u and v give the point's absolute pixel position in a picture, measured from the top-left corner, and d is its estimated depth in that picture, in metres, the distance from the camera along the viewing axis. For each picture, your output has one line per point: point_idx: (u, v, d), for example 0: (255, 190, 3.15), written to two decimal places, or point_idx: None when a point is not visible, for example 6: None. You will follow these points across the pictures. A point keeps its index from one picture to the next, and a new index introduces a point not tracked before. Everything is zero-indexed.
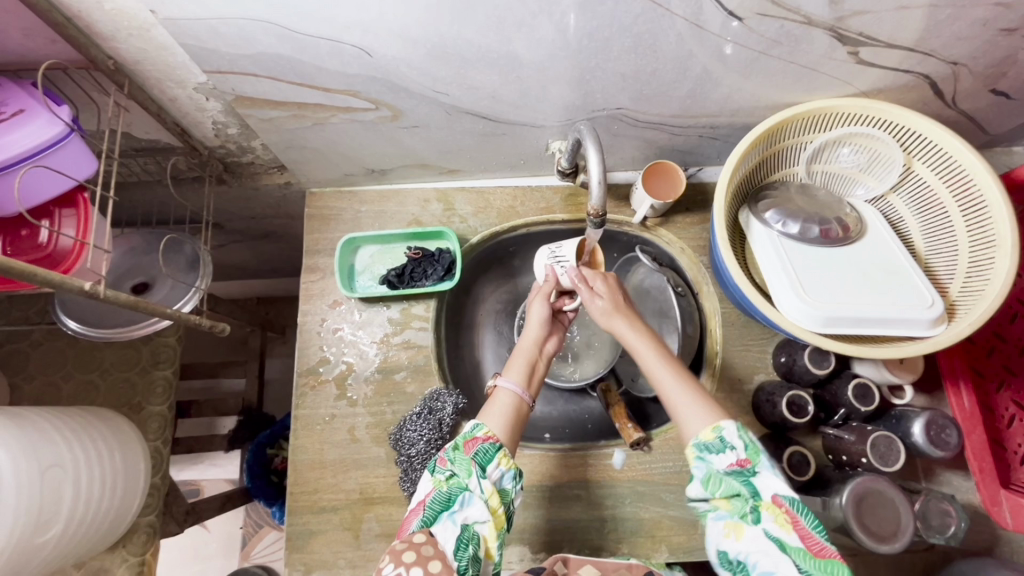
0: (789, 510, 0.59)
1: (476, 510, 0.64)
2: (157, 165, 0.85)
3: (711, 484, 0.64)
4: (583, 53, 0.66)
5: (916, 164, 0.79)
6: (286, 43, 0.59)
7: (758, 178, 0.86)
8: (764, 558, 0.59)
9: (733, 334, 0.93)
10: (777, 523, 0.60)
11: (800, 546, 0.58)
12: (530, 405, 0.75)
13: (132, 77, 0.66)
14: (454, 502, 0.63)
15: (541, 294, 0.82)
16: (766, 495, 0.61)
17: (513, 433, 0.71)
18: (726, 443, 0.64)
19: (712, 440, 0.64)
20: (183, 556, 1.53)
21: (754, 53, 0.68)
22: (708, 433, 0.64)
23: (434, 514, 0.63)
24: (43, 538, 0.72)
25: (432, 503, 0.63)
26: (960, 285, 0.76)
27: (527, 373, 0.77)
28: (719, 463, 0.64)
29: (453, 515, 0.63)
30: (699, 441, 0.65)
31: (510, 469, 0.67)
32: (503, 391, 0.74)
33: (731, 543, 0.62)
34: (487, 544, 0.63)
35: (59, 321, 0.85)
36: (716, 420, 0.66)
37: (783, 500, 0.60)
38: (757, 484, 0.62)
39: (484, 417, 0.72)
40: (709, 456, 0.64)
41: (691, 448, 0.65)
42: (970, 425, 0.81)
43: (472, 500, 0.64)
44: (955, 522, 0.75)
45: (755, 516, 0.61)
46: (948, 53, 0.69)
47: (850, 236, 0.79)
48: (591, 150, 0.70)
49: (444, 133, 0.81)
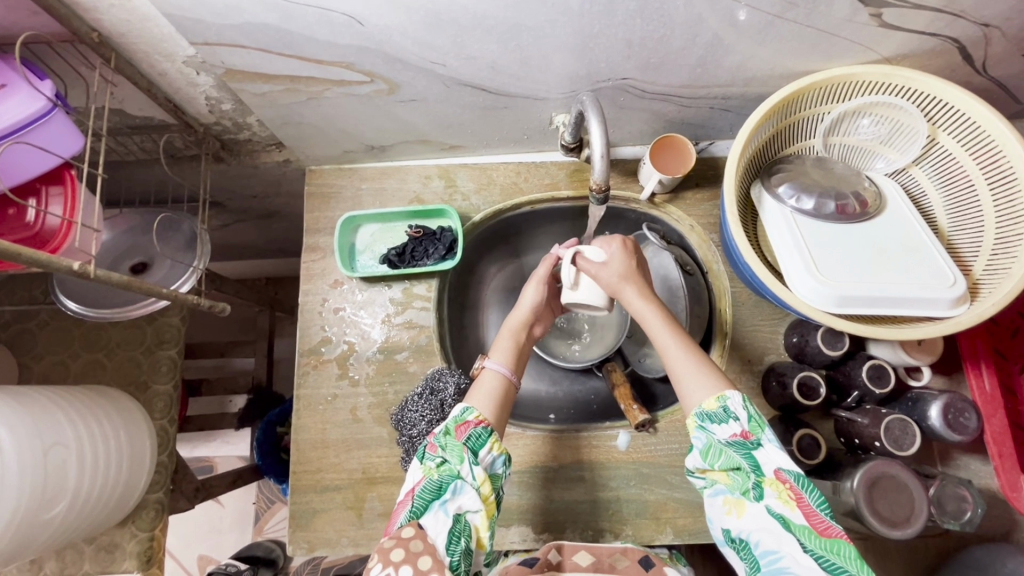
0: (792, 486, 0.59)
1: (469, 499, 0.65)
2: (154, 143, 0.84)
3: (710, 456, 0.64)
4: (586, 19, 0.62)
5: (941, 135, 0.75)
6: (273, 12, 0.57)
7: (772, 151, 0.82)
8: (767, 536, 0.58)
9: (743, 315, 0.90)
10: (780, 500, 0.59)
11: (804, 524, 0.57)
12: (517, 386, 0.76)
13: (119, 50, 0.64)
14: (445, 491, 0.64)
15: (538, 278, 0.83)
16: (768, 470, 0.61)
17: (501, 414, 0.72)
18: (730, 413, 0.64)
19: (715, 409, 0.65)
20: (197, 530, 1.57)
21: (768, 17, 0.64)
22: (710, 403, 0.65)
23: (425, 504, 0.63)
24: (48, 516, 0.73)
25: (423, 493, 0.64)
26: (984, 263, 0.72)
27: (514, 354, 0.78)
28: (720, 433, 0.64)
29: (445, 505, 0.64)
30: (701, 411, 0.65)
31: (501, 454, 0.68)
32: (489, 372, 0.76)
33: (732, 520, 0.62)
34: (479, 534, 0.65)
35: (59, 302, 0.85)
36: (721, 389, 0.66)
37: (787, 476, 0.60)
38: (759, 458, 0.62)
39: (471, 399, 0.72)
40: (711, 426, 0.65)
41: (693, 418, 0.66)
42: (991, 409, 0.78)
43: (464, 489, 0.65)
44: (971, 508, 0.73)
45: (757, 492, 0.61)
46: (979, 14, 0.64)
47: (867, 212, 0.75)
48: (593, 123, 0.67)
49: (444, 107, 0.78)
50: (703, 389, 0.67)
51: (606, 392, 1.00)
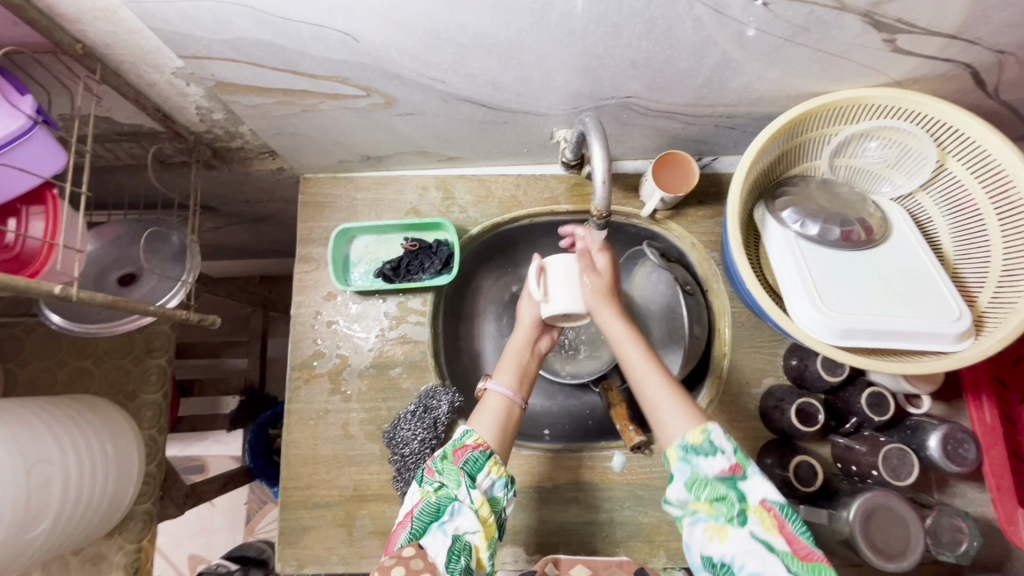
0: (777, 514, 0.57)
1: (467, 520, 0.62)
2: (143, 149, 0.82)
3: (695, 488, 0.60)
4: (590, 40, 0.60)
5: (950, 161, 0.73)
6: (265, 27, 0.54)
7: (777, 172, 0.80)
8: (752, 559, 0.55)
9: (741, 336, 0.89)
10: (764, 527, 0.57)
11: (787, 550, 0.55)
12: (522, 408, 0.74)
13: (104, 61, 0.62)
14: (443, 513, 0.61)
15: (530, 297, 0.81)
16: (754, 498, 0.58)
17: (503, 440, 0.70)
18: (716, 446, 0.60)
19: (700, 442, 0.61)
20: (189, 530, 1.56)
21: (778, 40, 0.62)
22: (695, 435, 0.61)
23: (423, 526, 0.61)
24: (30, 534, 0.71)
25: (421, 515, 0.62)
26: (990, 295, 0.71)
27: (518, 373, 0.76)
28: (707, 467, 0.60)
29: (444, 526, 0.60)
30: (686, 443, 0.61)
31: (501, 477, 0.67)
32: (493, 394, 0.74)
33: (715, 546, 0.58)
34: (479, 554, 0.61)
35: (42, 314, 0.83)
36: (704, 421, 0.63)
37: (769, 503, 0.58)
38: (745, 488, 0.59)
39: (473, 423, 0.71)
40: (697, 459, 0.61)
41: (676, 449, 0.62)
42: (990, 440, 0.77)
43: (462, 510, 0.62)
44: (967, 539, 0.72)
45: (741, 518, 0.58)
46: (995, 41, 0.63)
47: (873, 239, 0.74)
48: (595, 144, 0.66)
49: (441, 120, 0.76)
50: (686, 422, 0.63)
51: (602, 408, 0.98)
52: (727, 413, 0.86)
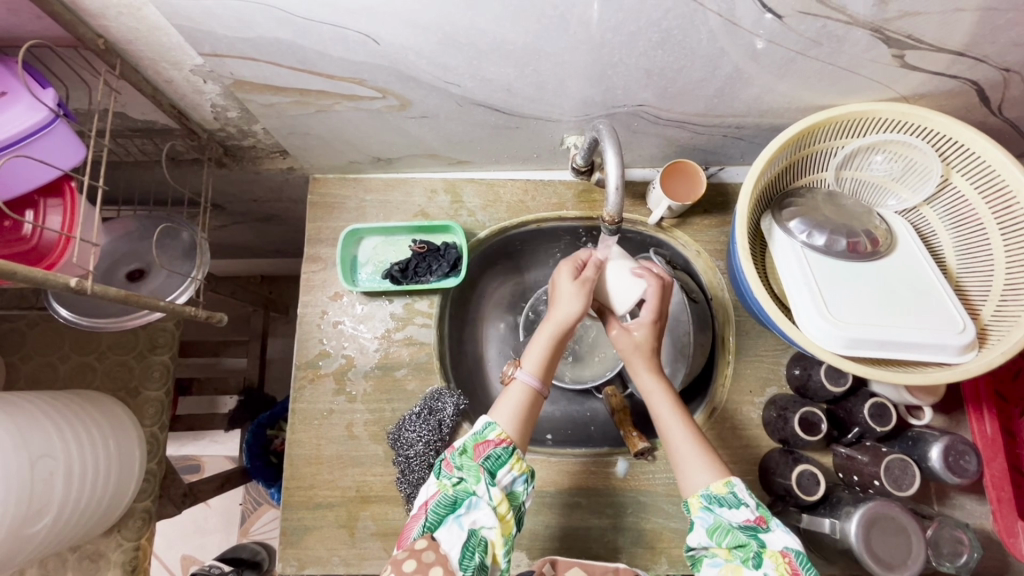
0: (791, 561, 0.57)
1: (484, 514, 0.62)
2: (154, 145, 0.82)
3: (717, 535, 0.61)
4: (607, 48, 0.61)
5: (954, 175, 0.74)
6: (287, 27, 0.55)
7: (784, 183, 0.81)
8: None
9: (746, 345, 0.90)
10: (777, 572, 0.57)
11: None
12: (545, 397, 0.71)
13: (123, 56, 0.63)
14: (460, 505, 0.62)
15: (580, 283, 0.72)
16: (774, 546, 0.59)
17: (525, 431, 0.69)
18: (739, 499, 0.62)
19: (724, 494, 0.63)
20: (182, 530, 1.54)
21: (790, 53, 0.63)
22: (719, 486, 0.64)
23: (438, 518, 0.62)
24: (33, 529, 0.71)
25: (436, 507, 0.62)
26: (993, 308, 0.72)
27: (546, 361, 0.72)
28: (730, 516, 0.62)
29: (459, 519, 0.62)
30: (710, 493, 0.63)
31: (522, 473, 0.66)
32: (518, 382, 0.71)
33: None
34: (494, 549, 0.62)
35: (50, 308, 0.82)
36: (728, 474, 0.65)
37: (787, 551, 0.58)
38: (765, 538, 0.60)
39: (494, 412, 0.69)
40: (719, 509, 0.62)
41: (698, 497, 0.64)
42: (991, 452, 0.78)
43: (479, 504, 0.62)
44: (968, 551, 0.71)
45: (755, 561, 0.59)
46: (1000, 60, 0.64)
47: (878, 250, 0.75)
48: (609, 149, 0.67)
49: (454, 124, 0.77)
50: (708, 473, 0.65)
51: (604, 414, 0.99)
52: (729, 422, 0.87)
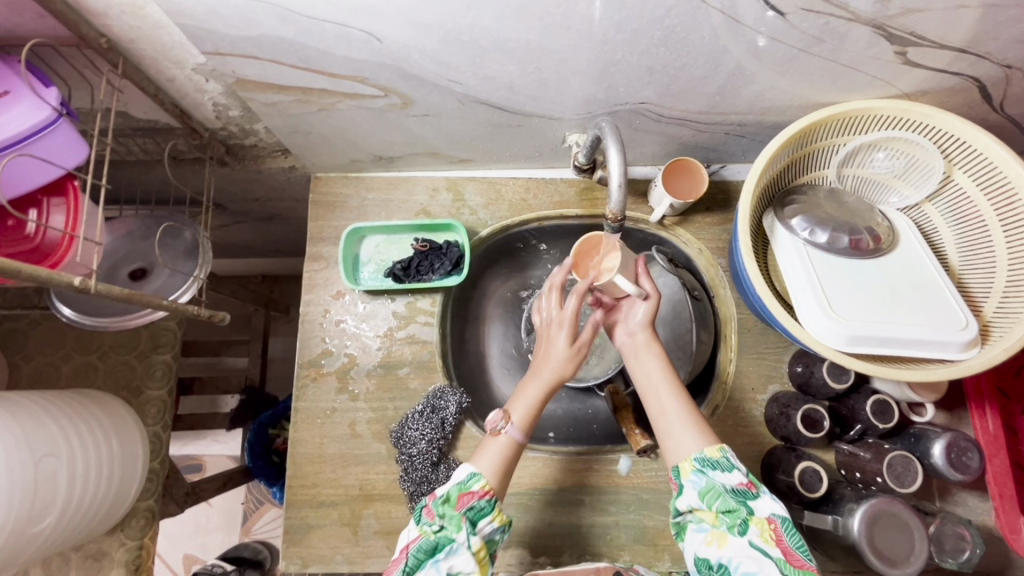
0: (776, 527, 0.59)
1: (462, 560, 0.61)
2: (157, 145, 0.83)
3: (708, 497, 0.61)
4: (609, 46, 0.61)
5: (956, 172, 0.74)
6: (289, 25, 0.55)
7: (786, 180, 0.81)
8: (747, 561, 0.58)
9: (748, 342, 0.89)
10: (762, 538, 0.59)
11: (781, 557, 0.57)
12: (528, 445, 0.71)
13: (126, 56, 0.63)
14: (439, 550, 0.61)
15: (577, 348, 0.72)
16: (761, 513, 0.60)
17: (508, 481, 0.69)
18: (733, 463, 0.62)
19: (719, 458, 0.63)
20: (184, 530, 1.55)
21: (793, 50, 0.63)
22: (712, 450, 0.64)
23: (418, 563, 0.61)
24: (37, 528, 0.71)
25: (417, 552, 0.62)
26: (996, 305, 0.72)
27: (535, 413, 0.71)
28: (723, 480, 0.62)
29: (438, 563, 0.61)
30: (703, 457, 0.63)
31: (502, 525, 0.65)
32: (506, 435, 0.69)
33: (713, 550, 0.60)
34: None
35: (53, 307, 0.82)
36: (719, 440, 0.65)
37: (773, 517, 0.60)
38: (755, 504, 0.61)
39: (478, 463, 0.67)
40: (713, 472, 0.62)
41: (691, 462, 0.64)
42: (993, 449, 0.78)
43: (458, 550, 0.61)
44: (970, 547, 0.71)
45: (742, 527, 0.60)
46: (1002, 56, 0.64)
47: (880, 248, 0.75)
48: (611, 147, 0.67)
49: (456, 122, 0.77)
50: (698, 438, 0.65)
51: (606, 412, 0.99)
52: (732, 420, 0.87)
